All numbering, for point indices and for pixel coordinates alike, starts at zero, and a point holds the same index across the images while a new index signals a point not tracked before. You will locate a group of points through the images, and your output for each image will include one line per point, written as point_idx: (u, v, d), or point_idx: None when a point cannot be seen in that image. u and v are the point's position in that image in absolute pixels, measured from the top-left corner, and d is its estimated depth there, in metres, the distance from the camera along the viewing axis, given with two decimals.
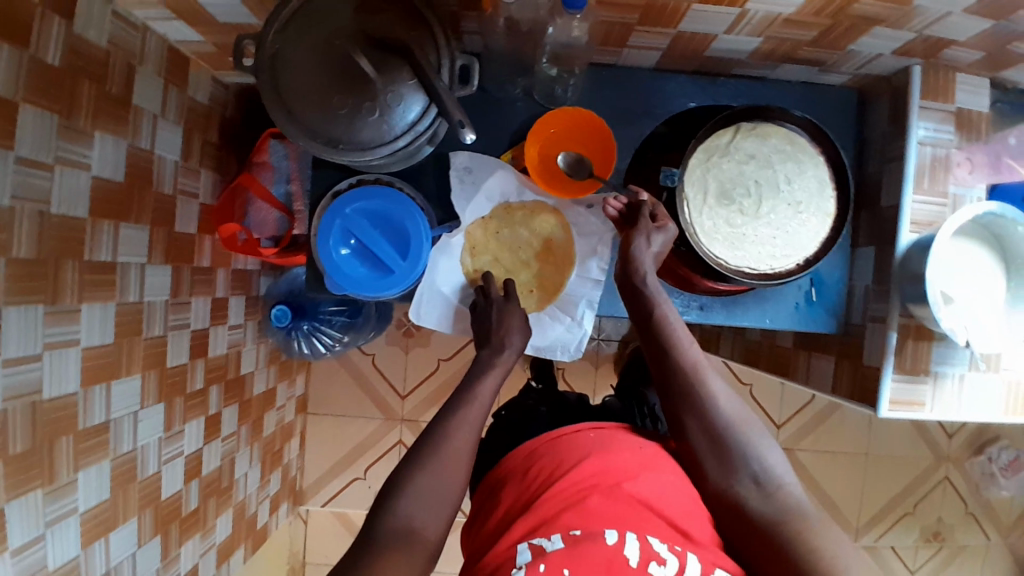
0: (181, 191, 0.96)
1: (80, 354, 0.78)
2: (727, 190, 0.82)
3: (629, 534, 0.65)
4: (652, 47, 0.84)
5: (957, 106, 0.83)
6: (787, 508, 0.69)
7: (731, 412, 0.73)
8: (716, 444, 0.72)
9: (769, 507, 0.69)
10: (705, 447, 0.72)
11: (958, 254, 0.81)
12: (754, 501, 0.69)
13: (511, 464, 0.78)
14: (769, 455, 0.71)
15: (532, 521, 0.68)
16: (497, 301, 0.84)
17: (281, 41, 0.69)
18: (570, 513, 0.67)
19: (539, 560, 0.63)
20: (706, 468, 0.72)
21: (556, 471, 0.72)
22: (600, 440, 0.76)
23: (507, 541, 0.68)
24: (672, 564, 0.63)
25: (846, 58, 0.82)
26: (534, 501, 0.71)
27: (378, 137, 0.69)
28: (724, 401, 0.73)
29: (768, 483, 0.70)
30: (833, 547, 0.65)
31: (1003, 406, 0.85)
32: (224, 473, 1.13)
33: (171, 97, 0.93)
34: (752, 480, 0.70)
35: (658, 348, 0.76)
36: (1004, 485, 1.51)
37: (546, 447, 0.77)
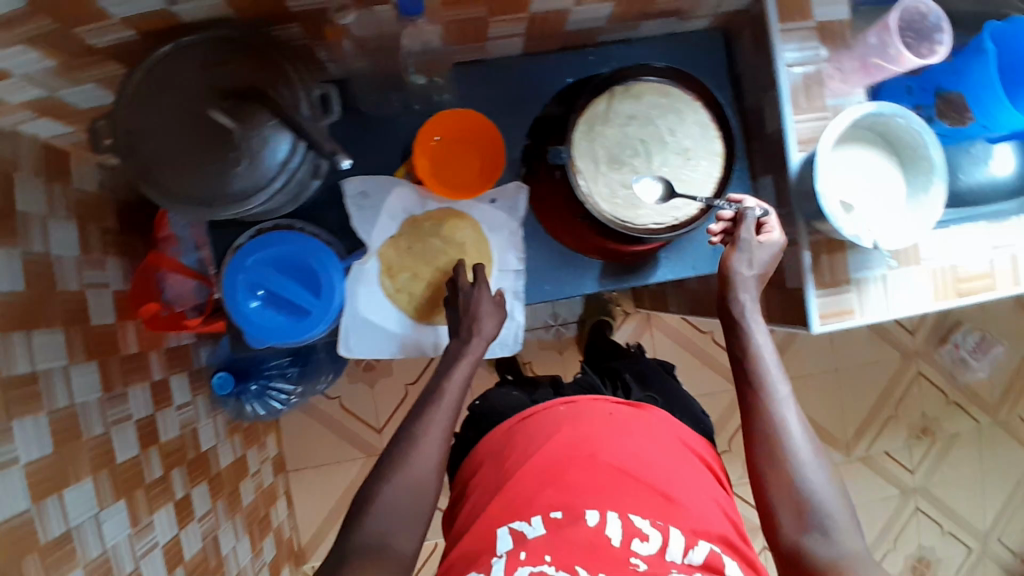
0: (89, 284, 0.94)
1: (24, 471, 0.76)
2: (616, 154, 0.83)
3: (609, 513, 0.69)
4: (513, 34, 0.84)
5: (817, 20, 0.84)
6: (844, 555, 0.67)
7: (809, 465, 0.71)
8: (795, 500, 0.70)
9: (833, 555, 0.67)
10: (780, 496, 0.70)
11: (845, 161, 0.82)
12: (822, 554, 0.67)
13: (490, 445, 0.83)
14: (841, 512, 0.69)
15: (510, 503, 0.73)
16: (464, 287, 0.83)
17: (132, 113, 0.68)
18: (552, 492, 0.72)
19: (522, 547, 0.68)
20: (780, 519, 0.70)
21: (529, 450, 0.77)
22: (571, 412, 0.81)
23: (486, 524, 0.73)
24: (654, 540, 0.68)
25: (699, 1, 0.83)
26: (510, 481, 0.75)
27: (252, 184, 0.69)
28: (799, 448, 0.72)
29: (833, 534, 0.68)
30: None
31: (931, 294, 0.88)
32: (211, 553, 1.10)
33: (57, 193, 0.90)
34: (819, 531, 0.68)
35: (743, 371, 0.77)
36: (977, 366, 1.54)
37: (519, 427, 0.82)
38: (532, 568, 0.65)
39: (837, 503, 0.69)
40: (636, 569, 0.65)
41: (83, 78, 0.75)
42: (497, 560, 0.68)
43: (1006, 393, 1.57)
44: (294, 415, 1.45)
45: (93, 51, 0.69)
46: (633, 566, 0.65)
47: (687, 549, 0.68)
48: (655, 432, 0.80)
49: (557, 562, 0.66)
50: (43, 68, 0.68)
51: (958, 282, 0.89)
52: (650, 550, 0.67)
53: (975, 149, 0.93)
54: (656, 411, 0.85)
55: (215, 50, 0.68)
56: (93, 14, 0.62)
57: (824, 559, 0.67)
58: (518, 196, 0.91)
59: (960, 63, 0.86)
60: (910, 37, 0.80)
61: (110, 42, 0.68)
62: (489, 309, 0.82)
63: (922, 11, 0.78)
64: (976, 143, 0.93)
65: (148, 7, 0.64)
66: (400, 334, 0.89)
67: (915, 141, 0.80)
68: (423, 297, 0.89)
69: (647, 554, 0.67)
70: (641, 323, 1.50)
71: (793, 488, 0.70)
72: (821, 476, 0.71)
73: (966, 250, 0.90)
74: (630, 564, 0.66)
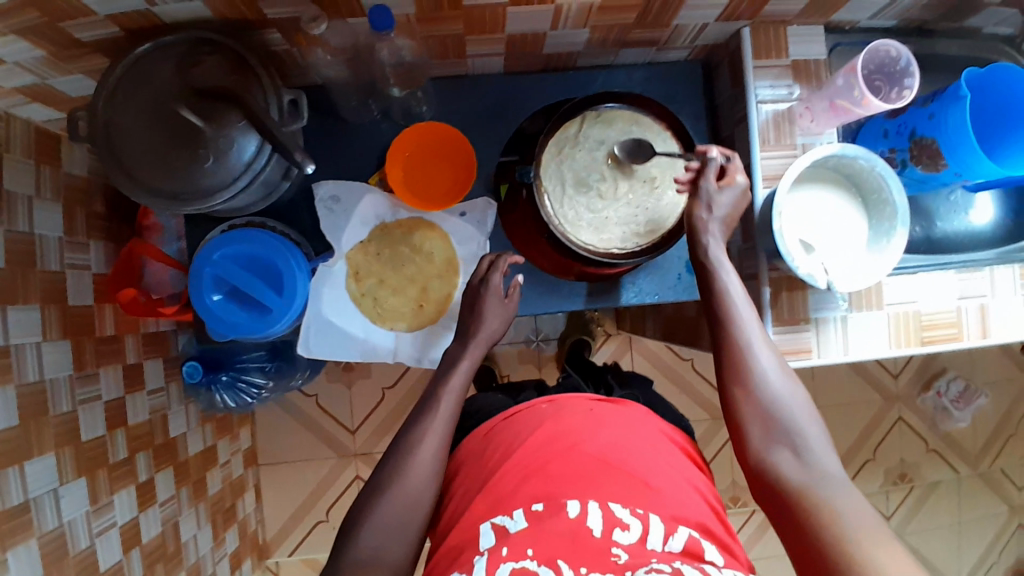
0: (71, 266, 0.97)
1: None
2: (583, 178, 0.84)
3: (591, 504, 0.68)
4: (492, 54, 0.86)
5: (791, 58, 0.86)
6: (817, 475, 0.65)
7: (781, 387, 0.70)
8: (766, 420, 0.68)
9: (802, 473, 0.65)
10: (752, 417, 0.69)
11: (812, 199, 0.83)
12: (790, 471, 0.65)
13: (471, 446, 0.82)
14: (813, 430, 0.68)
15: (491, 497, 0.72)
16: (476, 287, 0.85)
17: (110, 109, 0.71)
18: (534, 483, 0.71)
19: (504, 543, 0.66)
20: (750, 437, 0.69)
21: (514, 445, 0.77)
22: (552, 410, 0.81)
23: (468, 523, 0.71)
24: (635, 529, 0.66)
25: (677, 33, 0.85)
26: (492, 478, 0.74)
27: (218, 183, 0.72)
28: (769, 371, 0.71)
29: (806, 454, 0.66)
30: (851, 512, 0.60)
31: (888, 339, 0.88)
32: (169, 538, 1.12)
33: (45, 174, 0.94)
34: (790, 449, 0.67)
35: (712, 301, 0.76)
36: (960, 416, 1.52)
37: (501, 426, 0.82)
38: (515, 563, 0.64)
39: (809, 423, 0.68)
40: (616, 560, 0.64)
41: (73, 69, 0.77)
42: (478, 557, 0.66)
43: (987, 445, 1.55)
44: (271, 409, 1.47)
45: (81, 44, 0.72)
46: (613, 557, 0.64)
47: (668, 537, 0.67)
48: (636, 425, 0.80)
49: (539, 556, 0.64)
50: (32, 57, 0.71)
51: (921, 329, 0.89)
52: (631, 539, 0.66)
53: (954, 197, 0.93)
54: (638, 408, 0.84)
55: (192, 51, 0.72)
56: (80, 10, 0.65)
57: (797, 481, 0.65)
58: (487, 211, 0.92)
59: (936, 109, 0.83)
60: (879, 80, 0.80)
61: (97, 37, 0.71)
62: (492, 298, 0.84)
63: (892, 55, 0.78)
64: (956, 191, 0.93)
65: (131, 7, 0.67)
66: (362, 338, 0.90)
67: (879, 186, 0.80)
68: (388, 302, 0.91)
69: (629, 544, 0.66)
70: (622, 345, 1.47)
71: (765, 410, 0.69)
72: (794, 396, 0.70)
73: (934, 297, 0.89)
74: (611, 556, 0.65)
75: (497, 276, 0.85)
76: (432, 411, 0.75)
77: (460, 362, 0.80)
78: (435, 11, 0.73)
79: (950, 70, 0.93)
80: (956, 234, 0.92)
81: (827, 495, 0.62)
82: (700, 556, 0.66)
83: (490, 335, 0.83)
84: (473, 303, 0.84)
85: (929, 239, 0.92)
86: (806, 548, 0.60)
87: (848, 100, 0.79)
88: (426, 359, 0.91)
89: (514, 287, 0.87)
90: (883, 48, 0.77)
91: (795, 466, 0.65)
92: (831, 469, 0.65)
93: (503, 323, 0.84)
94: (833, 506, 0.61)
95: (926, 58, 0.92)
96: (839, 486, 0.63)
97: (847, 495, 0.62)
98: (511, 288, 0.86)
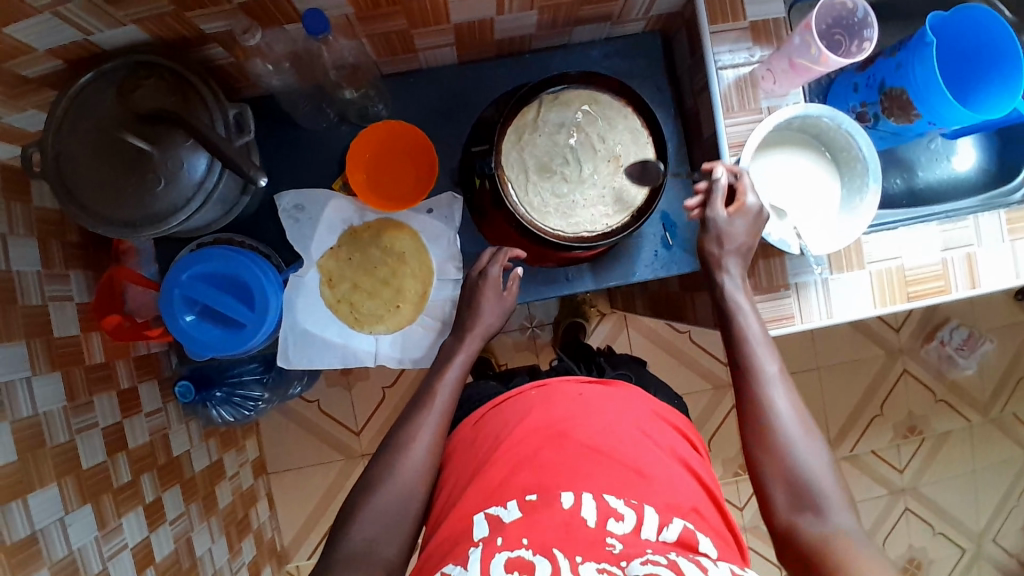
0: (52, 298, 0.93)
1: None
2: (546, 163, 0.83)
3: (583, 495, 0.62)
4: (441, 45, 0.84)
5: (750, 20, 0.84)
6: (838, 535, 0.63)
7: (799, 435, 0.69)
8: (786, 468, 0.67)
9: (827, 536, 0.63)
10: (770, 467, 0.68)
11: (782, 163, 0.81)
12: (813, 532, 0.64)
13: (460, 438, 0.77)
14: (833, 489, 0.66)
15: (481, 488, 0.66)
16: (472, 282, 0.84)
17: (55, 141, 0.70)
18: (525, 474, 0.65)
19: (498, 534, 0.60)
20: (773, 499, 0.67)
21: (501, 436, 0.71)
22: (542, 396, 0.74)
23: (458, 516, 0.65)
24: (630, 519, 0.61)
25: (628, 5, 0.83)
26: (481, 468, 0.68)
27: (171, 205, 0.72)
28: (789, 422, 0.69)
29: (825, 512, 0.64)
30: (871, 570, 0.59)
31: (873, 298, 0.86)
32: (183, 555, 1.10)
33: (16, 213, 0.88)
34: (813, 511, 0.65)
35: (731, 345, 0.75)
36: (966, 364, 1.49)
37: (491, 414, 0.76)
38: (509, 554, 0.57)
39: (830, 481, 0.66)
40: (611, 550, 0.58)
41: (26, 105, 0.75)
42: (472, 549, 0.60)
43: (997, 390, 1.53)
44: (275, 419, 1.49)
45: (27, 80, 0.70)
46: (608, 548, 0.58)
47: (662, 527, 0.62)
48: (628, 406, 0.75)
49: (534, 545, 0.58)
50: None
51: (907, 285, 0.87)
52: (626, 529, 0.60)
53: (934, 145, 0.91)
54: (628, 387, 0.79)
55: (131, 77, 0.71)
56: (18, 48, 0.64)
57: (818, 538, 0.63)
58: (453, 206, 0.92)
59: (904, 59, 0.80)
60: (839, 34, 0.78)
61: (42, 72, 0.70)
62: (490, 291, 0.83)
63: (849, 6, 0.76)
64: (935, 139, 0.91)
65: (69, 39, 0.66)
66: (342, 343, 0.91)
67: (848, 143, 0.79)
68: (365, 306, 0.91)
69: (623, 534, 0.60)
70: (617, 324, 1.45)
71: (783, 460, 0.67)
72: (814, 454, 0.68)
73: (917, 251, 0.87)
74: (606, 546, 0.58)
75: (496, 269, 0.84)
76: (423, 412, 0.74)
77: (455, 357, 0.79)
78: (374, 8, 0.71)
79: (914, 17, 0.90)
80: (938, 182, 0.91)
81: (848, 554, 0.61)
82: (694, 548, 0.61)
83: (486, 329, 0.82)
84: (471, 302, 0.83)
85: (910, 191, 0.91)
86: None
87: (807, 59, 0.77)
88: (407, 359, 0.92)
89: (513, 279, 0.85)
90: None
91: (817, 525, 0.64)
92: (849, 527, 0.64)
93: (500, 318, 0.83)
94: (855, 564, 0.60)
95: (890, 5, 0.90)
96: (859, 544, 0.62)
97: (869, 554, 0.61)
98: (509, 281, 0.85)
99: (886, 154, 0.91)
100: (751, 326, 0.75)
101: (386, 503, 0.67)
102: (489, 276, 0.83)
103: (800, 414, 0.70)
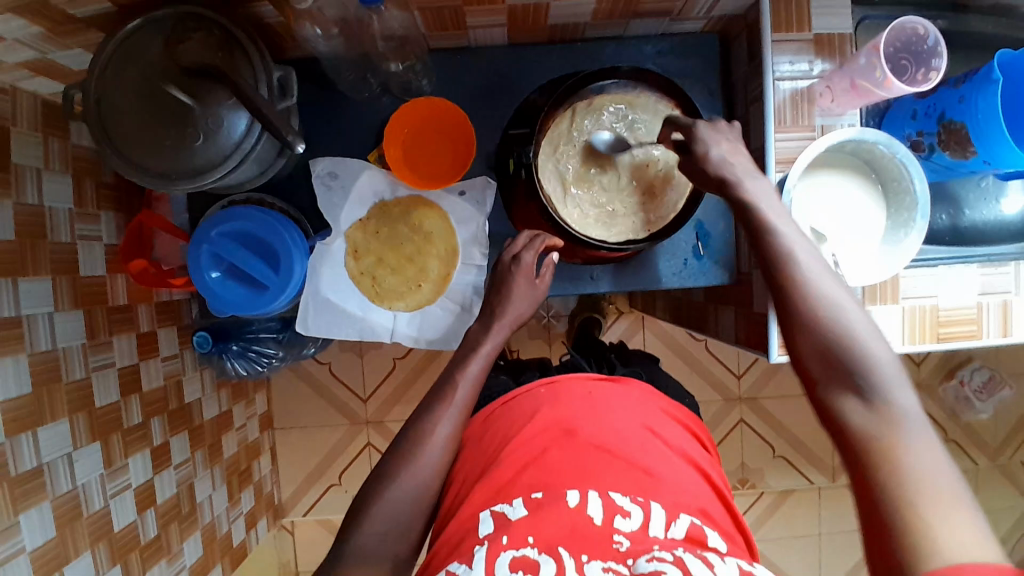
0: (81, 238, 0.94)
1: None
2: (584, 173, 0.84)
3: (590, 493, 0.62)
4: (492, 25, 0.82)
5: (814, 33, 0.81)
6: (889, 421, 0.52)
7: (857, 330, 0.56)
8: (834, 366, 0.55)
9: (872, 423, 0.52)
10: (817, 371, 0.57)
11: (823, 192, 0.79)
12: (858, 420, 0.53)
13: (472, 430, 0.77)
14: (886, 370, 0.54)
15: (491, 484, 0.65)
16: (505, 262, 0.84)
17: (102, 85, 0.70)
18: (532, 472, 0.65)
19: (503, 531, 0.60)
20: (807, 370, 0.57)
21: (511, 432, 0.70)
22: (551, 393, 0.74)
23: (468, 510, 0.64)
24: (637, 516, 0.61)
25: (689, 4, 0.80)
26: (490, 467, 0.68)
27: (209, 161, 0.72)
28: (841, 310, 0.58)
29: (878, 401, 0.53)
30: (925, 479, 0.47)
31: (902, 335, 0.84)
32: (184, 499, 1.12)
33: (53, 149, 0.89)
34: (861, 397, 0.53)
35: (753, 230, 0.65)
36: (982, 407, 1.46)
37: (500, 411, 0.76)
38: (515, 552, 0.57)
39: (886, 363, 0.54)
40: (618, 547, 0.58)
41: (73, 43, 0.74)
42: (477, 547, 0.59)
43: (1010, 437, 1.50)
44: (285, 377, 1.50)
45: (75, 19, 0.69)
46: (615, 545, 0.58)
47: (670, 523, 0.61)
48: (640, 404, 0.74)
49: (540, 543, 0.58)
50: (30, 33, 0.69)
51: (939, 325, 0.84)
52: (633, 526, 0.60)
53: (985, 183, 0.88)
54: (637, 386, 0.78)
55: (181, 26, 0.70)
56: None
57: (873, 437, 0.51)
58: (486, 190, 0.91)
59: (968, 92, 0.77)
60: (906, 59, 0.75)
61: (89, 12, 0.69)
62: (522, 278, 0.82)
63: (920, 32, 0.73)
64: (987, 178, 0.88)
65: None
66: (361, 316, 0.91)
67: (899, 173, 0.76)
68: (386, 282, 0.91)
69: (630, 531, 0.60)
70: (634, 323, 1.44)
71: (827, 348, 0.56)
72: (871, 337, 0.56)
73: (956, 290, 0.85)
74: (613, 543, 0.59)
75: (531, 255, 0.82)
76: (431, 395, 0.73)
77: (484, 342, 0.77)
78: None
79: (985, 49, 0.86)
80: (984, 223, 0.88)
81: (900, 448, 0.50)
82: (702, 543, 0.60)
83: (515, 316, 0.80)
84: (501, 286, 0.82)
85: (954, 227, 0.87)
86: (867, 511, 0.48)
87: (869, 81, 0.74)
88: (423, 340, 0.92)
89: (548, 267, 0.84)
90: (911, 26, 0.73)
91: (863, 413, 0.52)
92: (906, 407, 0.52)
93: (531, 305, 0.82)
94: (909, 466, 0.48)
95: (961, 34, 0.86)
96: (910, 434, 0.50)
97: (926, 441, 0.50)
98: (544, 268, 0.84)
99: (934, 187, 0.88)
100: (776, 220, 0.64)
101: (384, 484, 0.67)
102: (522, 262, 0.82)
103: (841, 288, 0.59)
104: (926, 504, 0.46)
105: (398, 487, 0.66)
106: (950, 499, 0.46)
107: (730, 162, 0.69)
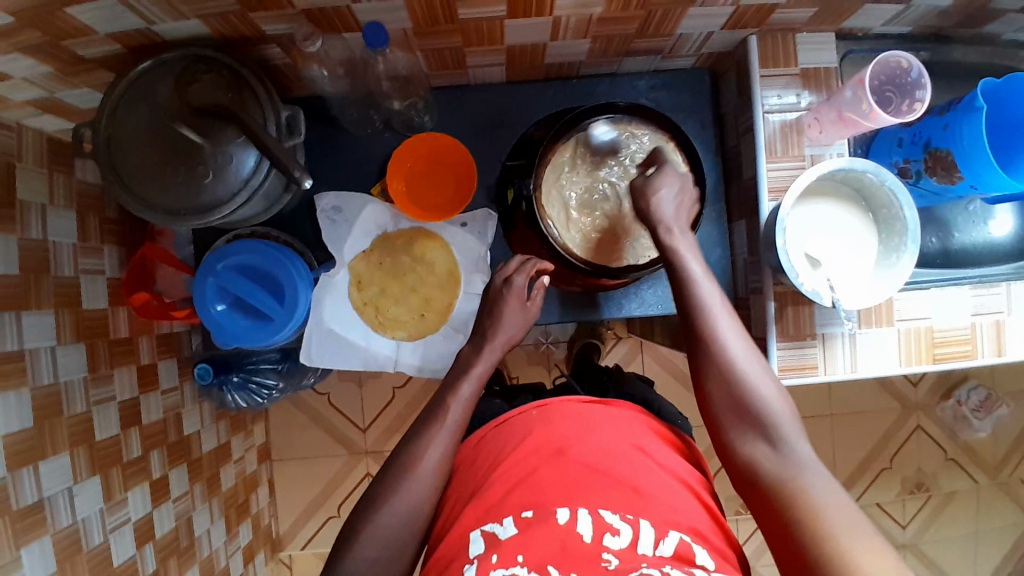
0: (84, 271, 0.95)
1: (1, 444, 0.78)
2: (588, 199, 0.86)
3: (581, 510, 0.63)
4: (492, 64, 0.85)
5: (801, 67, 0.84)
6: (794, 466, 0.62)
7: (761, 385, 0.67)
8: (744, 417, 0.66)
9: (780, 468, 0.63)
10: (729, 420, 0.67)
11: (812, 216, 0.81)
12: (769, 465, 0.63)
13: (463, 455, 0.77)
14: (786, 419, 0.66)
15: (481, 504, 0.66)
16: (495, 285, 0.85)
17: (112, 124, 0.72)
18: (523, 491, 0.65)
19: (493, 550, 0.61)
20: (722, 424, 0.68)
21: (502, 455, 0.71)
22: (542, 416, 0.74)
23: (457, 531, 0.66)
24: (626, 534, 0.61)
25: (681, 42, 0.83)
26: (483, 486, 0.69)
27: (217, 198, 0.73)
28: (748, 367, 0.68)
29: (782, 446, 0.64)
30: (826, 508, 0.58)
31: (898, 357, 0.86)
32: (183, 534, 1.11)
33: (58, 185, 0.90)
34: (768, 443, 0.64)
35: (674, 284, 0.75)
36: (980, 426, 1.48)
37: (492, 434, 0.76)
38: (505, 572, 0.59)
39: (784, 413, 0.66)
40: (607, 565, 0.59)
41: (81, 82, 0.76)
42: (468, 566, 0.61)
43: (1010, 456, 1.51)
44: (284, 407, 1.50)
45: (85, 60, 0.71)
46: (604, 563, 0.59)
47: (659, 541, 0.62)
48: (627, 424, 0.74)
49: (530, 562, 0.59)
50: (40, 72, 0.71)
51: (934, 347, 0.86)
52: (621, 544, 0.61)
53: (972, 207, 0.90)
54: (626, 407, 0.78)
55: (189, 68, 0.73)
56: (80, 29, 0.65)
57: (778, 479, 0.62)
58: (488, 222, 0.93)
59: (952, 120, 0.80)
60: (890, 91, 0.78)
61: (99, 54, 0.71)
62: (514, 301, 0.83)
63: (903, 66, 0.76)
64: (974, 202, 0.90)
65: (131, 26, 0.67)
66: (364, 346, 0.92)
67: (889, 200, 0.79)
68: (389, 311, 0.92)
69: (619, 549, 0.61)
70: (632, 348, 1.45)
71: (736, 400, 0.67)
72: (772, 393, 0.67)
73: (949, 312, 0.87)
74: (602, 561, 0.59)
75: (522, 279, 0.84)
76: (435, 418, 0.73)
77: (485, 369, 0.78)
78: (432, 24, 0.72)
79: (966, 80, 0.90)
80: (974, 246, 0.90)
81: (805, 487, 0.60)
82: (691, 561, 0.61)
83: (505, 339, 0.82)
84: (494, 308, 0.83)
85: (944, 251, 0.90)
86: (790, 546, 0.57)
87: (856, 113, 0.77)
88: (424, 369, 0.92)
89: (538, 290, 0.86)
90: (894, 59, 0.76)
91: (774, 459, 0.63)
92: (803, 454, 0.63)
93: (521, 327, 0.83)
94: (812, 501, 0.59)
95: (942, 67, 0.89)
96: (814, 477, 0.61)
97: (825, 481, 0.61)
98: (534, 291, 0.85)
99: (925, 212, 0.91)
100: (699, 276, 0.74)
101: (389, 516, 0.67)
102: (514, 285, 0.84)
103: (750, 346, 0.70)
104: (837, 533, 0.56)
105: (403, 516, 0.67)
106: (850, 523, 0.57)
107: (662, 209, 0.78)
